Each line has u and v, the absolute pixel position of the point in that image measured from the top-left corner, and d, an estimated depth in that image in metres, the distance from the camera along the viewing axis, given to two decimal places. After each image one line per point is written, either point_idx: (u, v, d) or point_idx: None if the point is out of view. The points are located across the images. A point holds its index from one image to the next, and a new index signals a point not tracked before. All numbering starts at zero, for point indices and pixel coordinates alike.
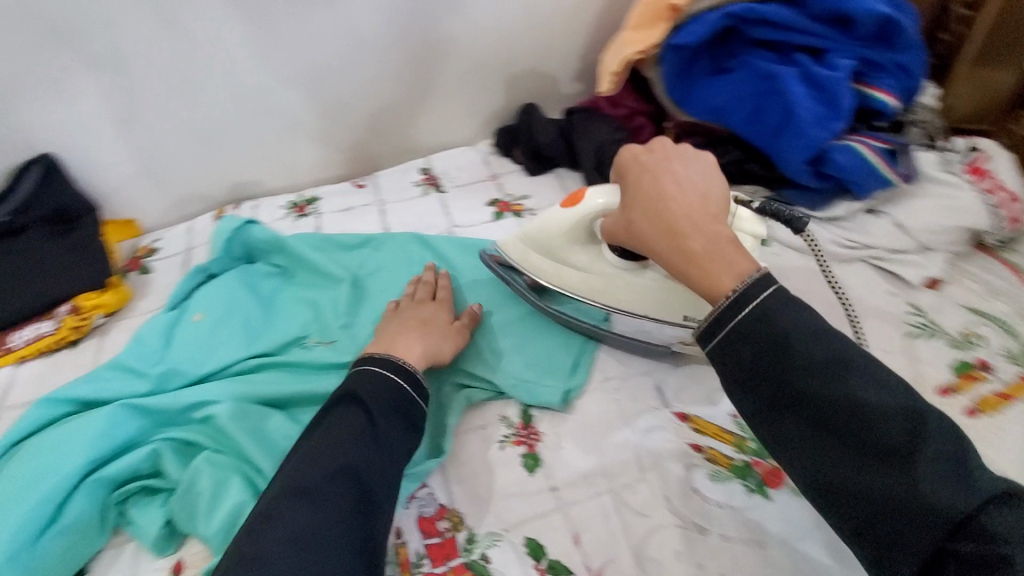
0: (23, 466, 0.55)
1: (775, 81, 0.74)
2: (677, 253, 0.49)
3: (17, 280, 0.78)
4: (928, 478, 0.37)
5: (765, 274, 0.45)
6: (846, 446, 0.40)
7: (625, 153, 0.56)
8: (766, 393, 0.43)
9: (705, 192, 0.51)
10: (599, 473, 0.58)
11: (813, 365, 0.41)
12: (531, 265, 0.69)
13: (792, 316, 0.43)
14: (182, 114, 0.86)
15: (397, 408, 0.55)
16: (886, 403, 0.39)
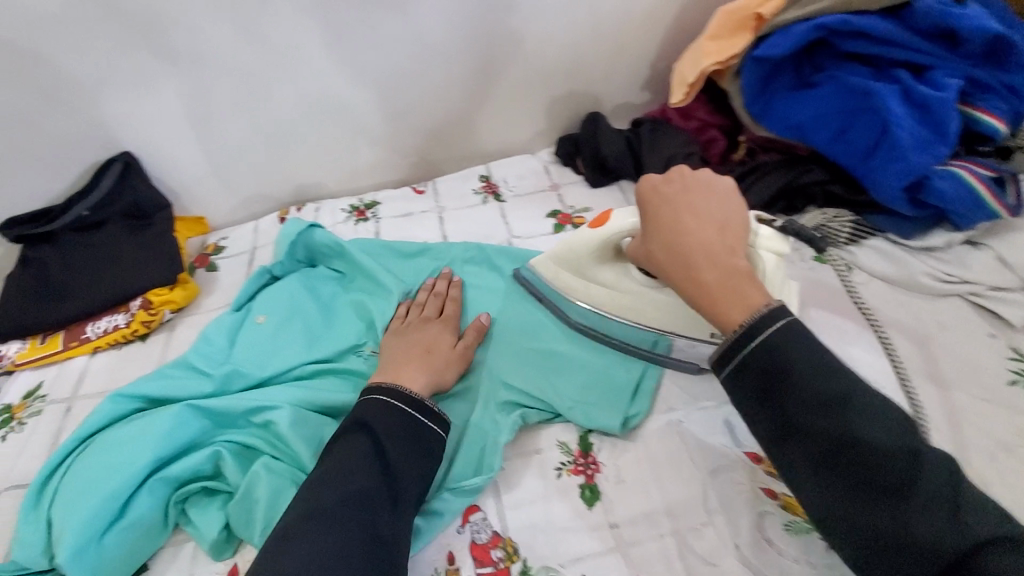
0: (93, 461, 0.57)
1: (869, 99, 0.69)
2: (694, 284, 0.49)
3: (96, 272, 0.81)
4: (920, 516, 0.39)
5: (777, 305, 0.45)
6: (845, 480, 0.41)
7: (642, 184, 0.55)
8: (775, 422, 0.43)
9: (722, 224, 0.52)
10: (662, 512, 0.55)
11: (814, 400, 0.42)
12: (563, 283, 0.67)
13: (799, 350, 0.43)
14: (253, 117, 0.88)
15: (412, 437, 0.54)
16: (884, 441, 0.40)
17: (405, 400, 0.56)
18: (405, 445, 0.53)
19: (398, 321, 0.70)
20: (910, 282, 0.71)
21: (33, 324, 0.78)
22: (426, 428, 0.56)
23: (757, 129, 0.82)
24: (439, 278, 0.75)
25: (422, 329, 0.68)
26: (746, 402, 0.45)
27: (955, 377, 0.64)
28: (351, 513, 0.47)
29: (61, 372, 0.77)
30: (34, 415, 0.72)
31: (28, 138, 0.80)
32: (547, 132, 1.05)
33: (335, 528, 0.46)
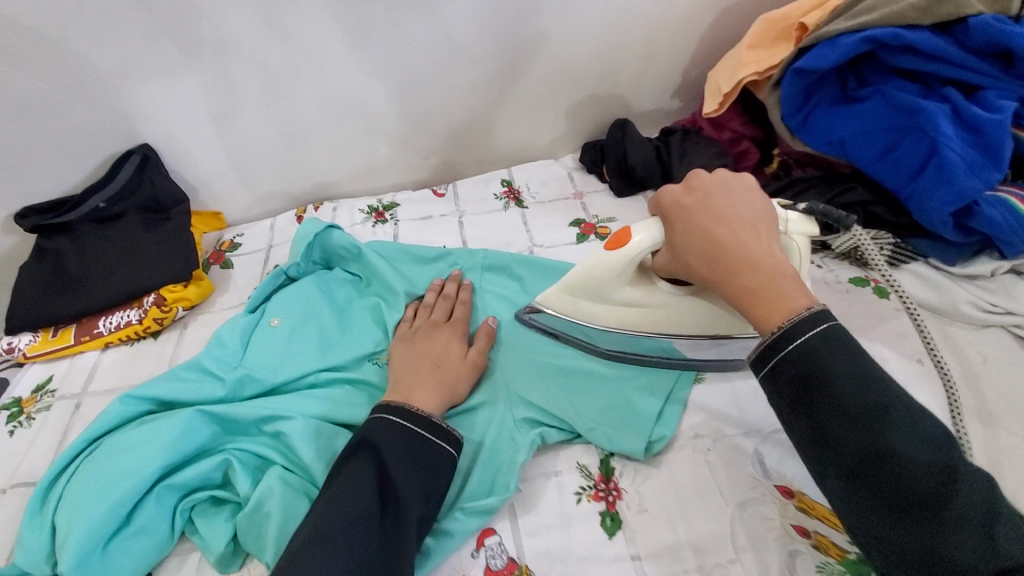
0: (100, 466, 0.55)
1: (916, 118, 0.66)
2: (738, 289, 0.48)
3: (110, 266, 0.80)
4: (953, 536, 0.37)
5: (818, 310, 0.44)
6: (877, 494, 0.39)
7: (665, 197, 0.54)
8: (807, 426, 0.42)
9: (756, 222, 0.50)
10: (686, 546, 0.52)
11: (850, 409, 0.40)
12: (582, 311, 0.61)
13: (838, 358, 0.42)
14: (274, 114, 0.86)
15: (423, 459, 0.52)
16: (922, 456, 0.38)
17: (418, 421, 0.54)
18: (416, 466, 0.51)
19: (406, 324, 0.69)
20: (954, 311, 0.68)
21: (45, 317, 0.77)
22: (438, 449, 0.54)
23: (794, 143, 0.80)
24: (448, 283, 0.73)
25: (432, 336, 0.66)
26: (780, 405, 0.43)
27: (1002, 414, 0.60)
28: (353, 538, 0.45)
29: (72, 367, 0.76)
30: (43, 410, 0.71)
31: (48, 128, 0.79)
32: (572, 137, 1.02)
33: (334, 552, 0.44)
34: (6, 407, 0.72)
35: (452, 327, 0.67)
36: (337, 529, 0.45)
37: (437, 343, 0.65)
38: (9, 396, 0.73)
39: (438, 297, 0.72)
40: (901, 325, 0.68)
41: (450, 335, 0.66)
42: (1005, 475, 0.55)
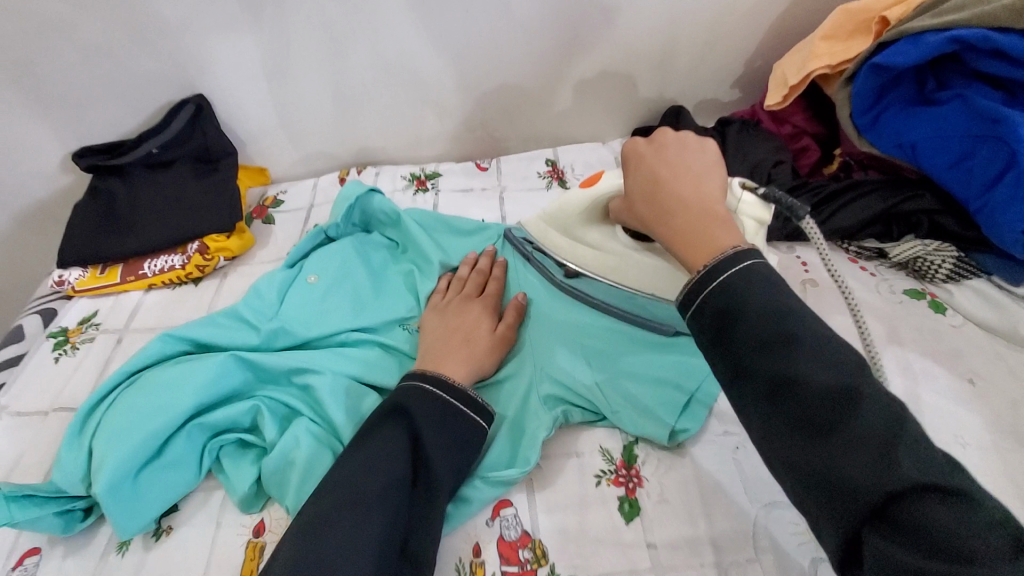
0: (134, 399, 0.56)
1: (998, 128, 0.61)
2: (665, 230, 0.48)
3: (158, 210, 0.82)
4: (847, 457, 0.33)
5: (744, 249, 0.42)
6: (782, 419, 0.37)
7: (626, 144, 0.53)
8: (725, 361, 0.40)
9: (701, 175, 0.49)
10: (705, 542, 0.51)
11: (760, 337, 0.38)
12: (550, 242, 0.67)
13: (752, 288, 0.40)
14: (327, 75, 0.86)
15: (455, 431, 0.53)
16: (823, 379, 0.35)
17: (453, 392, 0.55)
18: (446, 437, 0.52)
19: (438, 295, 0.69)
20: (1015, 334, 0.64)
21: (93, 253, 0.79)
22: (471, 422, 0.54)
23: (861, 144, 0.75)
24: (482, 258, 0.72)
25: (463, 311, 0.66)
26: (703, 343, 0.42)
27: None
28: (385, 504, 0.46)
29: (116, 304, 0.78)
30: (86, 342, 0.73)
31: (111, 72, 0.82)
32: (620, 122, 1.00)
33: (364, 516, 0.44)
34: (52, 334, 0.75)
35: (484, 302, 0.67)
36: (371, 494, 0.46)
37: (467, 318, 0.64)
38: (57, 325, 0.76)
39: (472, 271, 0.71)
40: (953, 341, 0.65)
41: (482, 311, 0.66)
42: None
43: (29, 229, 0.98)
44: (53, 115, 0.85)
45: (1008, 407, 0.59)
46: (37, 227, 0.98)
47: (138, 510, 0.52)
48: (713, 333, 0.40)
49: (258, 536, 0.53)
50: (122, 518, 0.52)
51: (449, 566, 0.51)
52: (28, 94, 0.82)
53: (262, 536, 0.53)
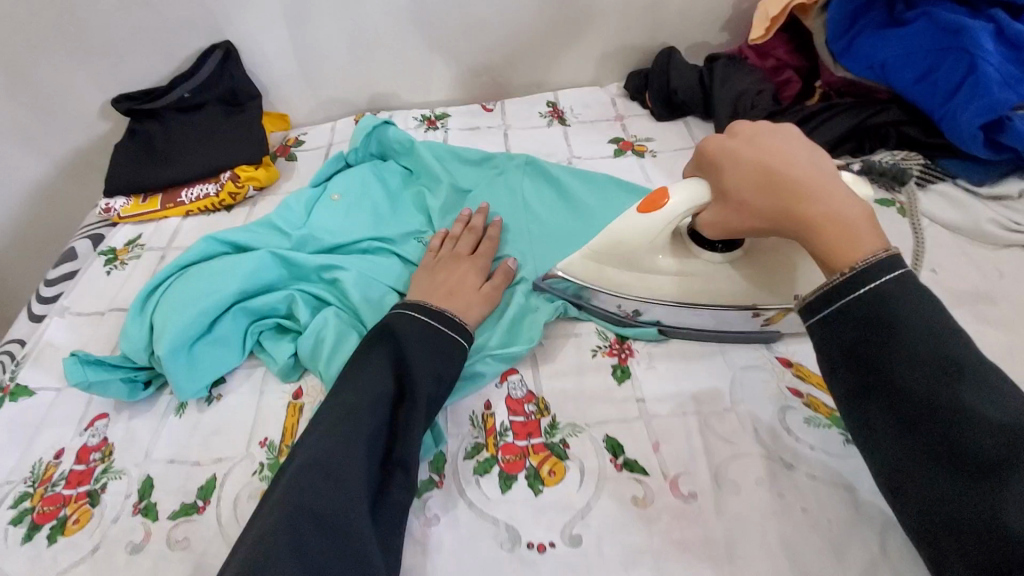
0: (186, 286, 0.64)
1: (960, 35, 0.67)
2: (806, 221, 0.47)
3: (192, 146, 0.89)
4: (1016, 503, 0.34)
5: (894, 254, 0.42)
6: (930, 446, 0.38)
7: (707, 143, 0.55)
8: (860, 379, 0.41)
9: (815, 161, 0.50)
10: (688, 396, 0.58)
11: (922, 358, 0.39)
12: (609, 279, 0.62)
13: (912, 306, 0.40)
14: (342, 20, 0.93)
15: (437, 347, 0.56)
16: (995, 416, 0.36)
17: (434, 315, 0.59)
18: (430, 352, 0.56)
19: (432, 253, 0.70)
20: (976, 230, 0.70)
21: (138, 183, 0.87)
22: (453, 341, 0.58)
23: (836, 70, 0.82)
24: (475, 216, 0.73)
25: (451, 268, 0.67)
26: (835, 357, 0.43)
27: (1010, 317, 0.62)
28: (370, 410, 0.50)
29: (157, 228, 0.86)
30: (133, 258, 0.81)
31: (146, 19, 0.89)
32: (617, 66, 1.06)
33: (351, 421, 0.49)
34: (102, 253, 0.83)
35: (473, 261, 0.67)
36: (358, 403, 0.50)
37: (455, 273, 0.66)
38: (106, 245, 0.84)
39: (465, 230, 0.72)
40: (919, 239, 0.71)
41: (470, 268, 0.66)
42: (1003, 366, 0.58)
43: (70, 176, 1.06)
44: (94, 63, 0.92)
45: (965, 289, 0.65)
46: (77, 175, 1.06)
47: (195, 374, 0.61)
48: (852, 346, 0.41)
49: (297, 399, 0.61)
50: (182, 380, 0.60)
51: (464, 417, 0.58)
52: (71, 42, 0.90)
53: (301, 399, 0.61)
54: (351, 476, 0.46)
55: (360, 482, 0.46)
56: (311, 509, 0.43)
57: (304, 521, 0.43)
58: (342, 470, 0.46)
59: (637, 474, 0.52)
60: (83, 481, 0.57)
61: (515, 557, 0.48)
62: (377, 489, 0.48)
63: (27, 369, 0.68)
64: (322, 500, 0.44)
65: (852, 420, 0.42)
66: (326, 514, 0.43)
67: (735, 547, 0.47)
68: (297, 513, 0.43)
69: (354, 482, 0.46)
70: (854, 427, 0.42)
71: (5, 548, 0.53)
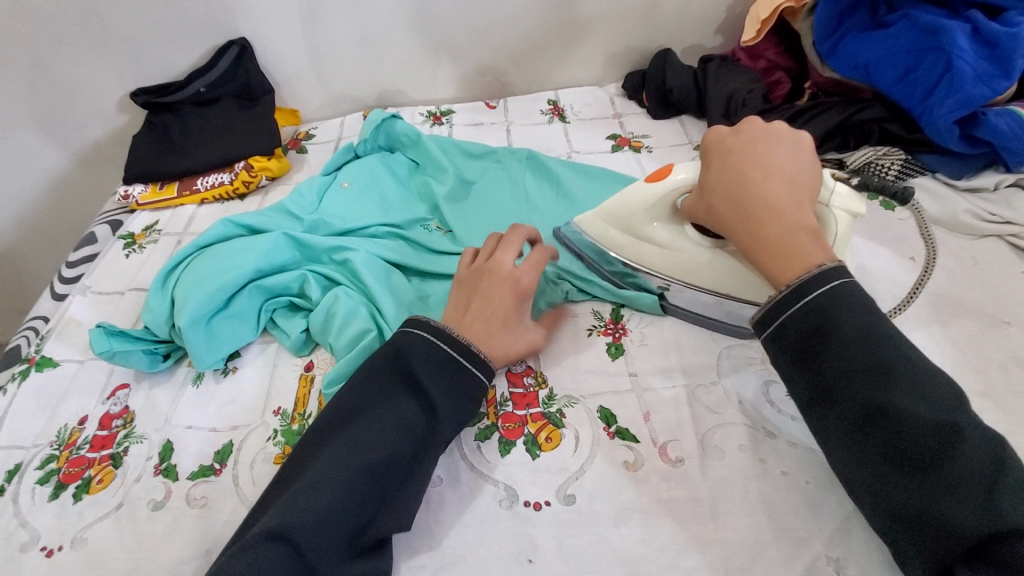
0: (205, 264, 0.68)
1: (939, 35, 0.71)
2: (751, 240, 0.50)
3: (208, 138, 0.93)
4: (950, 499, 0.38)
5: (830, 269, 0.46)
6: (873, 448, 0.41)
7: (710, 135, 0.57)
8: (808, 385, 0.44)
9: (793, 178, 0.52)
10: (678, 370, 0.61)
11: (856, 364, 0.42)
12: (609, 241, 0.66)
13: (847, 312, 0.44)
14: (352, 20, 0.97)
15: (458, 387, 0.52)
16: (925, 413, 0.39)
17: (453, 344, 0.53)
18: (453, 392, 0.51)
19: (467, 266, 0.61)
20: (954, 221, 0.73)
21: (155, 171, 0.91)
22: (475, 379, 0.53)
23: (823, 70, 0.86)
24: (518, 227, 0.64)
25: (489, 293, 0.57)
26: (786, 364, 0.46)
27: (984, 300, 0.66)
28: (378, 445, 0.47)
29: (173, 215, 0.90)
30: (151, 242, 0.85)
31: (165, 15, 0.92)
32: (616, 67, 1.10)
33: (350, 454, 0.46)
34: (122, 238, 0.87)
35: (517, 282, 0.58)
36: (360, 435, 0.48)
37: (491, 302, 0.57)
38: (125, 230, 0.88)
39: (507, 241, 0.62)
40: (900, 230, 0.75)
41: (513, 289, 0.58)
42: (975, 344, 0.61)
43: (87, 167, 1.10)
44: (113, 59, 0.96)
45: (943, 274, 0.69)
46: (93, 166, 1.10)
47: (213, 346, 0.64)
48: (800, 355, 0.44)
49: (309, 371, 0.65)
50: (200, 351, 0.63)
51: None
52: (93, 37, 0.93)
53: (313, 371, 0.65)
54: (334, 513, 0.44)
55: (348, 521, 0.44)
56: (287, 537, 0.42)
57: (280, 547, 0.42)
58: (325, 504, 0.43)
59: (628, 440, 0.56)
60: (106, 445, 0.60)
61: (513, 513, 0.52)
62: (359, 527, 0.45)
63: (52, 343, 0.72)
64: (297, 528, 0.42)
65: (809, 422, 0.45)
66: (304, 549, 0.42)
67: (719, 506, 0.51)
68: (276, 539, 0.42)
69: (342, 518, 0.44)
70: (811, 428, 0.45)
71: (33, 505, 0.57)
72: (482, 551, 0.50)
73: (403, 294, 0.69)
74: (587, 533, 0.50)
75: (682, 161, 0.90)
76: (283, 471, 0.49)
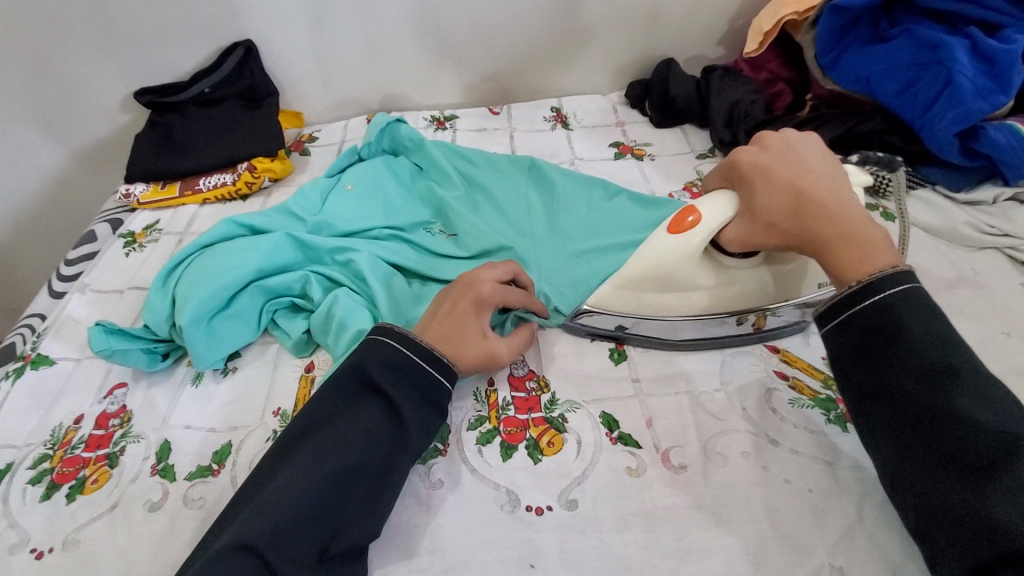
0: (206, 264, 0.68)
1: (939, 50, 0.72)
2: (832, 243, 0.49)
3: (210, 138, 0.93)
4: (1001, 505, 0.37)
5: (904, 270, 0.45)
6: (927, 451, 0.41)
7: (740, 156, 0.56)
8: (865, 383, 0.44)
9: (834, 179, 0.53)
10: (680, 377, 0.61)
11: (917, 365, 0.42)
12: (643, 300, 0.62)
13: (913, 314, 0.44)
14: (358, 25, 0.97)
15: (419, 386, 0.52)
16: (988, 420, 0.39)
17: (417, 348, 0.53)
18: (419, 402, 0.51)
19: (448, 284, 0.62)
20: (953, 233, 0.74)
21: (157, 171, 0.91)
22: (437, 382, 0.53)
23: (825, 83, 0.86)
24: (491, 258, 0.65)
25: (456, 301, 0.58)
26: (843, 360, 0.46)
27: (984, 312, 0.66)
28: (341, 453, 0.47)
29: (174, 215, 0.90)
30: (152, 241, 0.85)
31: (172, 16, 0.93)
32: (619, 76, 1.11)
33: (317, 461, 0.46)
34: (122, 236, 0.86)
35: (476, 292, 0.58)
36: (329, 444, 0.47)
37: (458, 310, 0.57)
38: (125, 229, 0.88)
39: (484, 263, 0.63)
40: (901, 241, 0.75)
41: (474, 297, 0.58)
42: (975, 355, 0.62)
43: (87, 166, 1.09)
44: (118, 58, 0.96)
45: (944, 285, 0.69)
46: (94, 165, 1.09)
47: (213, 345, 0.64)
48: (862, 351, 0.44)
49: (309, 372, 0.64)
50: (200, 351, 0.63)
51: (468, 392, 0.61)
52: (98, 36, 0.93)
53: (313, 372, 0.64)
54: (296, 521, 0.43)
55: (310, 531, 0.44)
56: (253, 546, 0.41)
57: (247, 557, 0.41)
58: (290, 511, 0.43)
59: (630, 446, 0.56)
60: (102, 445, 0.59)
61: (515, 517, 0.51)
62: (323, 543, 0.44)
63: (48, 340, 0.71)
64: (261, 537, 0.41)
65: (859, 420, 0.45)
66: (266, 556, 0.41)
67: (721, 513, 0.50)
68: (241, 549, 0.41)
69: (303, 526, 0.43)
70: (859, 426, 0.45)
71: (25, 505, 0.56)
72: (483, 555, 0.49)
73: (401, 297, 0.68)
74: (589, 539, 0.50)
75: (684, 170, 0.91)
76: (247, 484, 0.48)
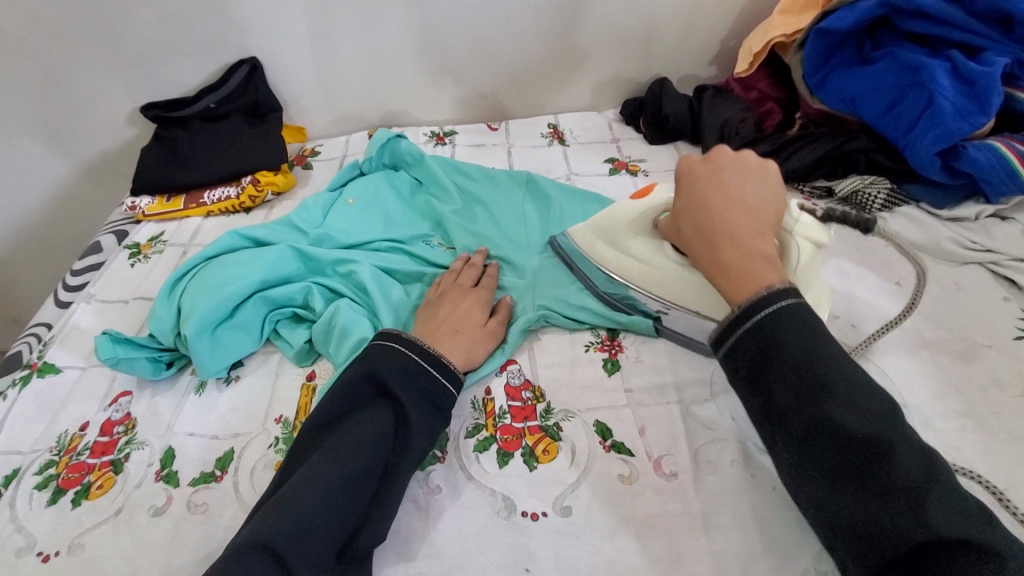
0: (209, 276, 0.70)
1: (921, 73, 0.75)
2: (713, 260, 0.52)
3: (215, 152, 0.95)
4: (886, 511, 0.39)
5: (777, 290, 0.47)
6: (819, 464, 0.42)
7: (682, 163, 0.58)
8: (758, 402, 0.46)
9: (756, 206, 0.54)
10: (672, 387, 0.63)
11: (794, 382, 0.44)
12: (594, 251, 0.70)
13: (791, 331, 0.45)
14: (361, 44, 1.00)
15: (427, 395, 0.54)
16: (856, 428, 0.41)
17: (420, 352, 0.56)
18: (427, 408, 0.53)
19: (435, 287, 0.70)
20: (937, 248, 0.76)
21: (164, 184, 0.93)
22: (442, 388, 0.55)
23: (813, 102, 0.90)
24: (474, 255, 0.74)
25: (455, 300, 0.66)
26: (739, 380, 0.47)
27: (966, 325, 0.68)
28: (354, 456, 0.48)
29: (179, 227, 0.92)
30: (156, 253, 0.87)
31: (179, 33, 0.95)
32: (615, 94, 1.14)
33: (334, 463, 0.48)
34: (127, 248, 0.88)
35: (478, 292, 0.67)
36: (342, 444, 0.49)
37: (457, 308, 0.64)
38: (131, 240, 0.89)
39: (465, 266, 0.72)
40: (888, 256, 0.77)
41: (469, 300, 0.66)
42: (957, 367, 0.64)
43: (93, 178, 1.11)
44: (126, 73, 0.98)
45: (928, 300, 0.71)
46: (100, 178, 1.11)
47: (217, 355, 0.65)
48: (750, 372, 0.46)
49: (310, 380, 0.66)
50: (204, 360, 0.64)
51: (465, 401, 0.62)
52: (108, 53, 0.96)
53: (314, 381, 0.65)
54: (316, 522, 0.45)
55: (331, 533, 0.45)
56: (275, 550, 0.42)
57: (269, 560, 0.42)
58: (308, 514, 0.44)
59: (624, 455, 0.57)
60: (106, 452, 0.61)
61: (510, 523, 0.53)
62: (346, 537, 0.47)
63: (54, 349, 0.72)
64: (283, 541, 0.43)
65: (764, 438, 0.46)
66: (290, 560, 0.43)
67: (711, 519, 0.52)
68: (264, 552, 0.42)
69: (323, 529, 0.45)
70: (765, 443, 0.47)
71: (31, 509, 0.57)
72: (479, 560, 0.50)
73: (403, 308, 0.70)
74: (583, 544, 0.51)
75: None
76: (275, 479, 0.51)
